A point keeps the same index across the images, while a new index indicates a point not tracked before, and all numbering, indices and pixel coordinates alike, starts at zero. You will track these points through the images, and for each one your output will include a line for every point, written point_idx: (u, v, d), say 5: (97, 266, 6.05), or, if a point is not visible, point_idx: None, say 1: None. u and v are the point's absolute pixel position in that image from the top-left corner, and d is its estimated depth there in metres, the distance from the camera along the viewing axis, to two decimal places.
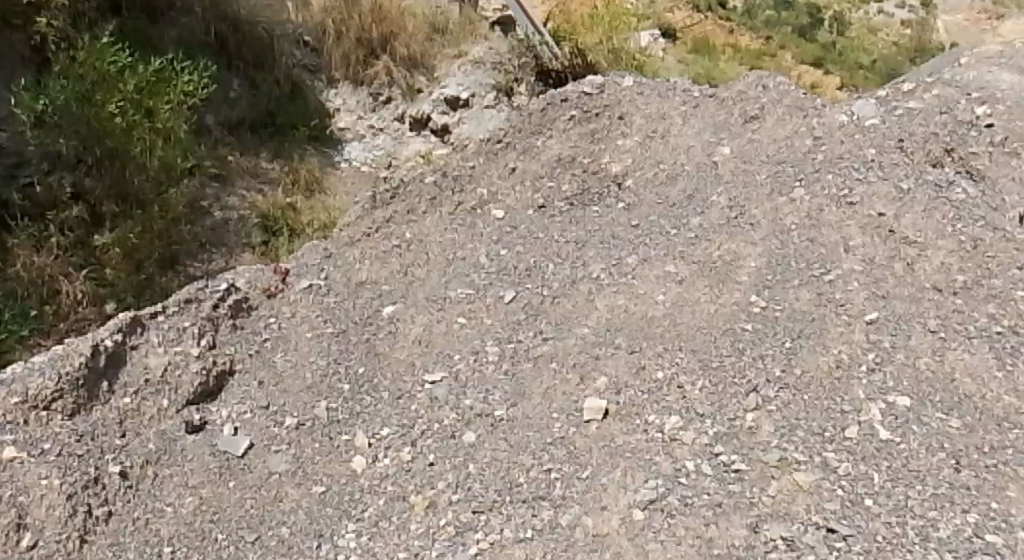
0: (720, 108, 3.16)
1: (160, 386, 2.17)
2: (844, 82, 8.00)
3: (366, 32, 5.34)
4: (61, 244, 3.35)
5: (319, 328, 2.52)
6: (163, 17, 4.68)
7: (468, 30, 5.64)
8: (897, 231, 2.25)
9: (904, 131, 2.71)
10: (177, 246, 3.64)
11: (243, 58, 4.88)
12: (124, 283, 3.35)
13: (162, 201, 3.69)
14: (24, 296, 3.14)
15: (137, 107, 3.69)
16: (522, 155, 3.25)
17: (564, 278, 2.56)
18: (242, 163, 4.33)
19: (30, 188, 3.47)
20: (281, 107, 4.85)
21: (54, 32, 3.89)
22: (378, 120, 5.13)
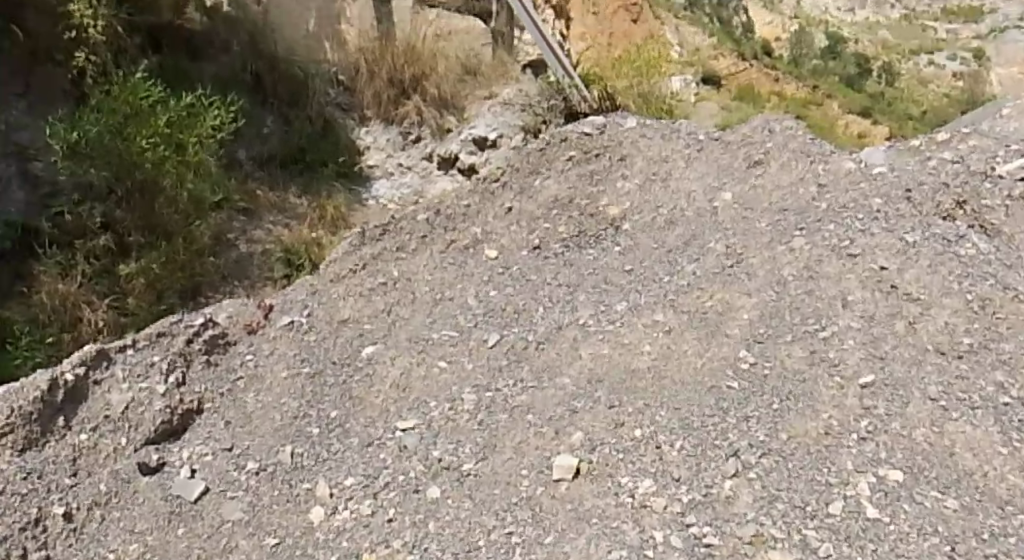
0: (725, 152, 3.06)
1: (120, 424, 2.09)
2: (893, 134, 7.86)
3: (398, 73, 5.37)
4: (86, 272, 3.39)
5: (294, 367, 2.44)
6: (203, 54, 4.79)
7: (499, 72, 5.57)
8: (899, 286, 2.10)
9: (914, 180, 2.57)
10: (201, 276, 3.60)
11: (278, 95, 4.99)
12: (147, 314, 3.34)
13: (187, 233, 3.65)
14: (45, 324, 3.18)
15: (168, 142, 3.68)
16: (519, 195, 3.16)
17: (551, 323, 2.45)
18: (271, 197, 4.33)
19: (60, 216, 3.54)
20: (313, 143, 4.89)
21: (92, 67, 3.98)
22: (406, 157, 5.16)
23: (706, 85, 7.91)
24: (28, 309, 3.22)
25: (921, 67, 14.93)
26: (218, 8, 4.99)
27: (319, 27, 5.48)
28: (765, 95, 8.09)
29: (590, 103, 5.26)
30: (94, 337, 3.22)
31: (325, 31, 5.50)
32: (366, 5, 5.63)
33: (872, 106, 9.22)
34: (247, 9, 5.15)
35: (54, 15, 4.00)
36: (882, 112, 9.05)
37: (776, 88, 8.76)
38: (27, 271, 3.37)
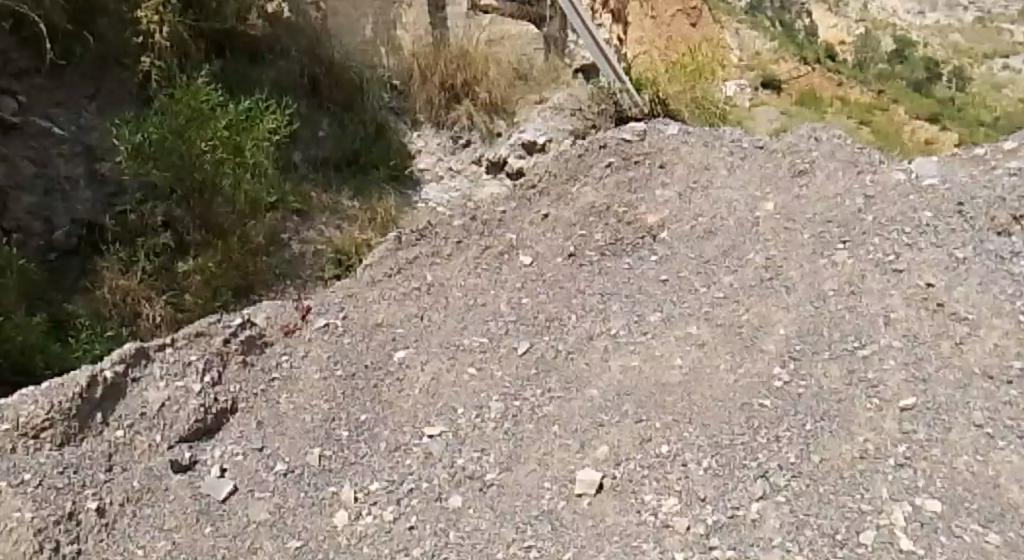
0: (769, 160, 2.99)
1: (155, 421, 2.14)
2: (963, 141, 7.62)
3: (451, 77, 5.41)
4: (146, 268, 3.47)
5: (327, 370, 2.46)
6: (263, 59, 4.88)
7: (552, 76, 5.61)
8: (946, 304, 2.00)
9: (965, 194, 2.44)
10: (253, 275, 3.67)
11: (334, 100, 5.05)
12: (203, 310, 3.42)
13: (242, 231, 3.77)
14: (106, 317, 3.28)
15: (226, 144, 3.87)
16: (555, 203, 3.14)
17: (581, 333, 2.42)
18: (324, 200, 4.33)
19: (124, 214, 3.63)
20: (366, 146, 4.94)
21: (156, 72, 4.13)
22: (457, 161, 5.21)
23: (765, 90, 7.86)
24: (91, 304, 3.30)
25: (996, 71, 14.35)
26: (279, 13, 5.07)
27: (374, 33, 5.64)
28: (827, 100, 7.93)
29: (641, 108, 5.31)
30: (151, 332, 3.30)
31: (380, 36, 5.65)
32: (421, 12, 5.78)
33: (942, 111, 8.94)
34: (306, 14, 5.30)
35: (124, 23, 4.18)
36: (952, 118, 8.77)
37: (840, 93, 8.57)
38: (91, 267, 3.48)
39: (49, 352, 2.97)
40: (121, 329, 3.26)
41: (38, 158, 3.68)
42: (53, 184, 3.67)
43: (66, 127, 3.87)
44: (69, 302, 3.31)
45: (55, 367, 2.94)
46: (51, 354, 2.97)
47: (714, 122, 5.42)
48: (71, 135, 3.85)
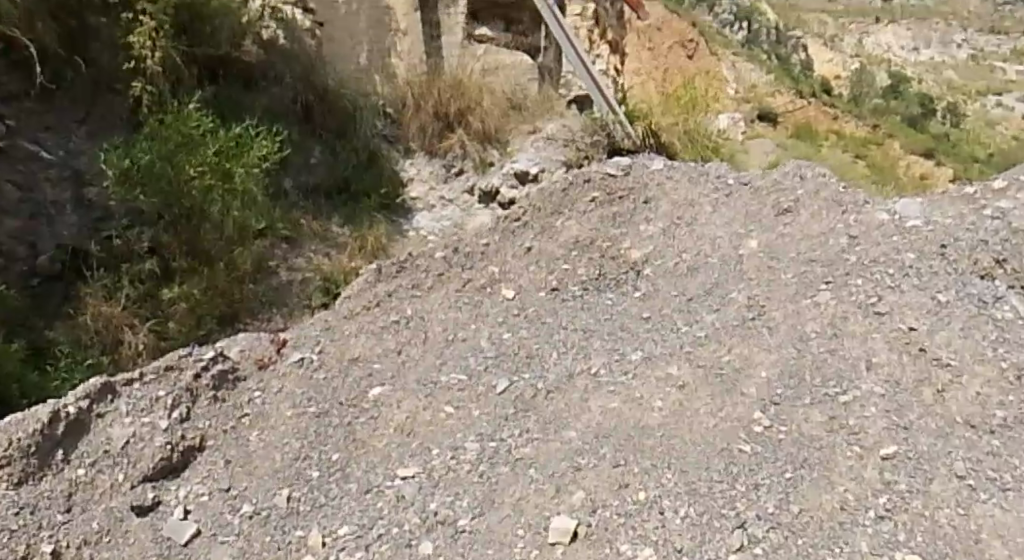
0: (754, 197, 2.97)
1: (118, 460, 2.07)
2: (958, 177, 7.74)
3: (444, 106, 5.45)
4: (131, 295, 3.43)
5: (300, 407, 2.40)
6: (257, 85, 4.89)
7: (546, 106, 5.64)
8: (928, 349, 1.96)
9: (948, 236, 2.42)
10: (239, 303, 3.62)
11: (326, 127, 5.11)
12: (187, 338, 3.37)
13: (229, 259, 3.71)
14: (88, 345, 3.21)
15: (216, 169, 3.76)
16: (539, 235, 3.11)
17: (562, 371, 2.37)
18: (314, 226, 4.38)
19: (110, 239, 3.59)
20: (357, 174, 4.95)
21: (147, 96, 4.08)
22: (449, 190, 5.19)
23: (761, 124, 8.00)
24: (72, 330, 3.24)
25: (987, 109, 14.58)
26: (275, 40, 5.11)
27: (370, 60, 5.65)
28: (824, 135, 8.07)
29: (634, 140, 5.28)
30: (133, 360, 3.23)
31: (376, 64, 5.66)
32: (417, 40, 5.73)
33: (936, 146, 9.06)
34: (303, 42, 5.30)
35: (116, 47, 4.13)
36: (947, 153, 8.90)
37: (836, 127, 8.70)
38: (74, 293, 3.41)
39: (26, 380, 2.87)
40: (102, 357, 3.20)
41: (24, 182, 3.65)
42: (39, 208, 3.63)
43: (54, 152, 3.85)
44: (50, 329, 3.25)
45: (32, 397, 2.83)
46: (28, 384, 2.86)
47: (706, 153, 5.46)
48: (58, 159, 3.83)
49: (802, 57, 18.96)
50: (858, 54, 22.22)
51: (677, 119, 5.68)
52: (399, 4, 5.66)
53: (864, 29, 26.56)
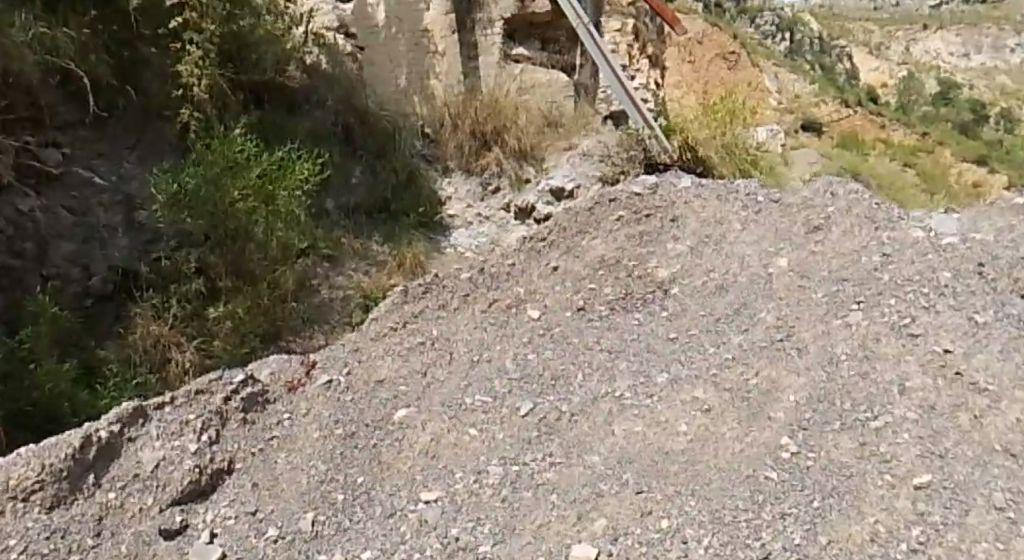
0: (784, 214, 2.92)
1: (148, 483, 2.11)
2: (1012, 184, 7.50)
3: (481, 125, 5.57)
4: (178, 315, 3.51)
5: (327, 429, 2.41)
6: (300, 109, 5.00)
7: (581, 123, 5.77)
8: (964, 373, 1.88)
9: (987, 254, 2.38)
10: (281, 321, 3.68)
11: (366, 148, 5.21)
12: (232, 356, 3.43)
13: (272, 278, 3.76)
14: (137, 363, 3.30)
15: (258, 192, 3.82)
16: (565, 255, 3.10)
17: (587, 393, 2.33)
18: (355, 245, 4.49)
19: (159, 261, 3.68)
20: (396, 195, 5.09)
21: (194, 122, 4.22)
22: (485, 208, 5.32)
23: None
24: (123, 349, 3.34)
25: None
26: (317, 65, 5.24)
27: (409, 82, 5.77)
28: None
29: (669, 155, 5.19)
30: (179, 378, 3.31)
31: (414, 86, 5.77)
32: (455, 61, 5.80)
33: None
34: (344, 65, 5.47)
35: (166, 77, 4.29)
36: None
37: None
38: (124, 313, 3.51)
39: (75, 400, 2.93)
40: (150, 376, 3.27)
41: (78, 207, 3.76)
42: (92, 231, 3.74)
43: (107, 177, 3.97)
44: (101, 347, 3.33)
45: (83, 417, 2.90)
46: (79, 402, 2.93)
47: (745, 167, 5.37)
48: (111, 185, 3.95)
49: (845, 68, 18.73)
50: (904, 62, 21.83)
51: (715, 131, 5.55)
52: (437, 27, 5.74)
53: (909, 37, 26.11)
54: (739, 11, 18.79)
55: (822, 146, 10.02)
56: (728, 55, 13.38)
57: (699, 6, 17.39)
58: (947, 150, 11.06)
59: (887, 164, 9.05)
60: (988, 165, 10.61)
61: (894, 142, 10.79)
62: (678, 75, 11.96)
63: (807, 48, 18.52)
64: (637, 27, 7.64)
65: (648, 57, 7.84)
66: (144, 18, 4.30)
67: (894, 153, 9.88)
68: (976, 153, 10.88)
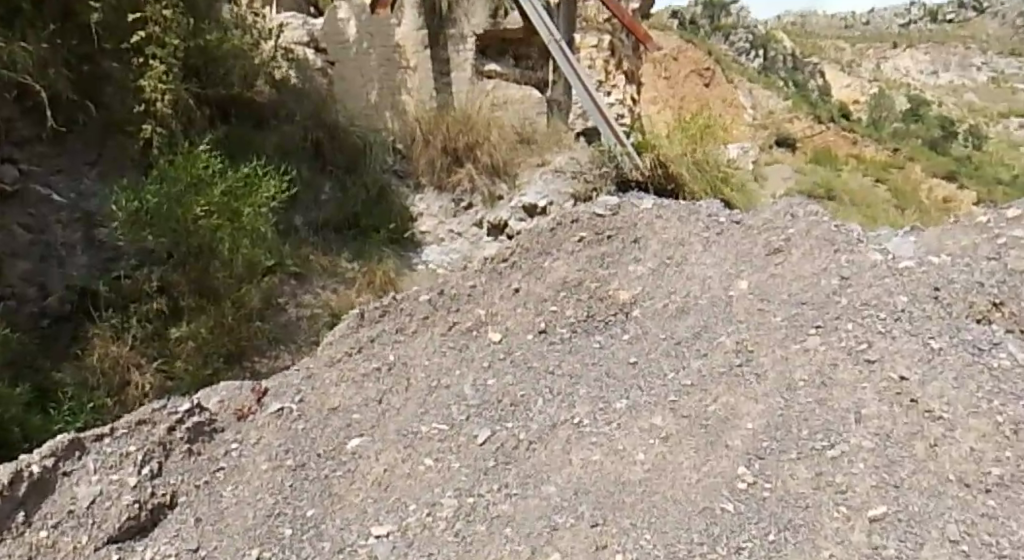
0: (746, 236, 2.90)
1: (83, 520, 2.01)
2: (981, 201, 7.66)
3: (452, 141, 5.54)
4: (138, 335, 3.39)
5: (277, 459, 2.33)
6: (268, 123, 4.95)
7: (554, 139, 5.67)
8: (920, 401, 1.85)
9: (943, 277, 2.38)
10: (246, 341, 3.58)
11: (336, 163, 5.20)
12: (193, 379, 3.30)
13: (237, 296, 3.66)
14: (94, 386, 3.17)
15: (223, 209, 3.68)
16: (527, 276, 3.05)
17: (546, 420, 2.28)
18: (324, 262, 4.43)
19: (119, 280, 3.58)
20: (366, 209, 5.07)
21: (158, 138, 4.05)
22: (457, 224, 5.30)
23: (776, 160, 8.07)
24: (80, 371, 3.21)
25: None
26: (286, 80, 5.22)
27: (380, 96, 5.76)
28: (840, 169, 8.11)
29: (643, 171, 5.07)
30: (139, 401, 3.19)
31: (386, 100, 5.76)
32: (427, 77, 5.91)
33: None
34: (313, 80, 5.48)
35: (128, 91, 4.13)
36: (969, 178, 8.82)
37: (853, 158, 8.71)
38: (81, 334, 3.40)
39: (27, 423, 2.79)
40: (107, 399, 3.14)
41: (35, 225, 3.64)
42: (49, 249, 3.63)
43: (65, 194, 3.86)
44: (57, 370, 3.19)
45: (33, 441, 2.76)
46: (31, 427, 2.79)
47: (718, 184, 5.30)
48: (69, 202, 3.84)
49: (817, 85, 19.05)
50: (875, 79, 22.29)
51: (686, 149, 5.46)
52: (409, 42, 5.90)
53: (878, 56, 26.71)
54: (715, 28, 19.04)
55: (797, 162, 10.16)
56: (705, 72, 13.49)
57: (674, 24, 17.58)
58: (918, 165, 11.26)
59: (861, 179, 9.20)
60: (958, 181, 10.85)
61: (866, 158, 10.97)
62: (653, 93, 12.14)
63: (780, 65, 18.81)
64: (613, 45, 7.68)
65: (625, 73, 7.85)
66: (105, 30, 4.09)
67: (867, 169, 10.03)
68: (945, 169, 11.10)
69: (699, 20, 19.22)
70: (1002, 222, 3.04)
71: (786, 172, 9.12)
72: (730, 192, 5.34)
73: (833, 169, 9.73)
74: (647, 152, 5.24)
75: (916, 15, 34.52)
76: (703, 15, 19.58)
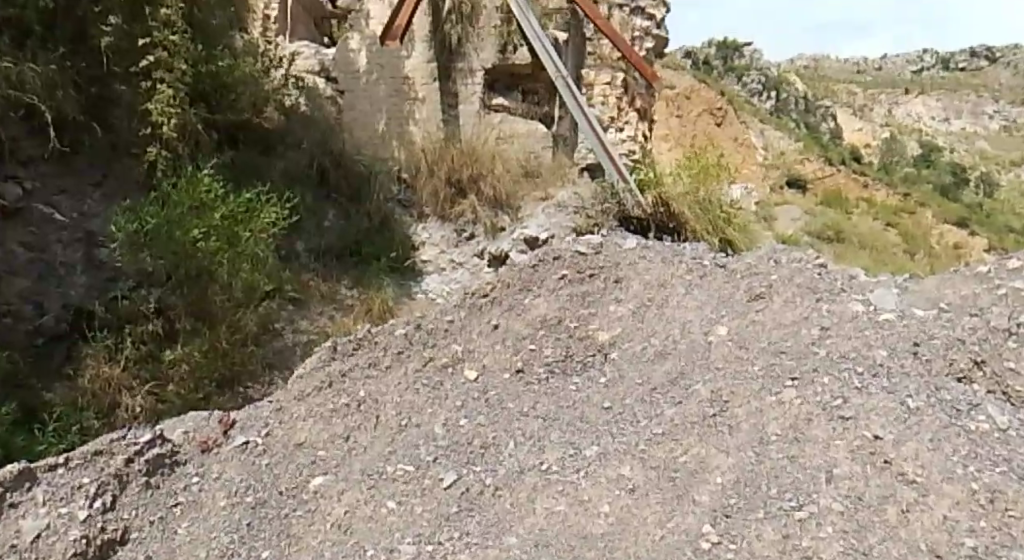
0: (728, 280, 2.85)
1: (25, 554, 1.92)
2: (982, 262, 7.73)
3: (456, 173, 5.55)
4: (132, 356, 3.34)
5: (236, 496, 2.25)
6: (275, 151, 4.95)
7: (560, 174, 5.72)
8: (893, 462, 1.77)
9: (924, 333, 2.34)
10: (240, 366, 3.50)
11: (342, 191, 5.21)
12: (185, 402, 3.25)
13: (233, 320, 3.59)
14: (84, 406, 3.14)
15: (222, 234, 3.63)
16: (507, 312, 3.00)
17: (513, 465, 2.20)
18: (322, 288, 4.40)
19: (116, 301, 3.55)
20: (368, 238, 5.08)
21: (162, 161, 4.02)
22: (458, 254, 5.26)
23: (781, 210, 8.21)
24: (70, 392, 3.18)
25: None
26: (295, 108, 5.26)
27: (388, 126, 5.78)
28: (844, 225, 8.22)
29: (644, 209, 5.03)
30: (129, 424, 3.13)
31: (393, 130, 5.78)
32: (436, 109, 5.83)
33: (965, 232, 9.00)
34: (322, 108, 5.58)
35: (135, 115, 4.07)
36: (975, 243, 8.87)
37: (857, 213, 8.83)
38: (75, 353, 3.38)
39: (9, 445, 2.77)
40: (95, 421, 3.09)
41: (36, 243, 3.66)
42: (49, 270, 3.63)
43: (68, 213, 3.85)
44: (47, 390, 3.18)
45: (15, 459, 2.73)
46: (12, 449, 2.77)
47: (724, 225, 5.11)
48: (71, 221, 3.83)
49: (829, 128, 19.13)
50: (887, 124, 22.40)
51: (696, 185, 5.24)
52: (419, 74, 5.83)
53: (891, 100, 26.85)
54: (728, 69, 19.19)
55: (806, 203, 10.18)
56: (717, 112, 13.59)
57: (687, 64, 17.72)
58: (930, 212, 11.20)
59: (872, 224, 9.20)
60: (969, 228, 10.81)
61: (877, 203, 10.95)
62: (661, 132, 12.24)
63: (792, 107, 18.94)
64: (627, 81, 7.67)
65: (637, 110, 7.86)
66: (115, 53, 4.01)
67: (878, 213, 9.99)
68: (956, 215, 11.06)
69: (713, 60, 19.34)
70: (1004, 273, 2.96)
71: (794, 215, 9.11)
72: (733, 233, 5.10)
73: (844, 212, 9.69)
74: (650, 190, 5.15)
75: (928, 62, 34.79)
76: (717, 55, 19.71)
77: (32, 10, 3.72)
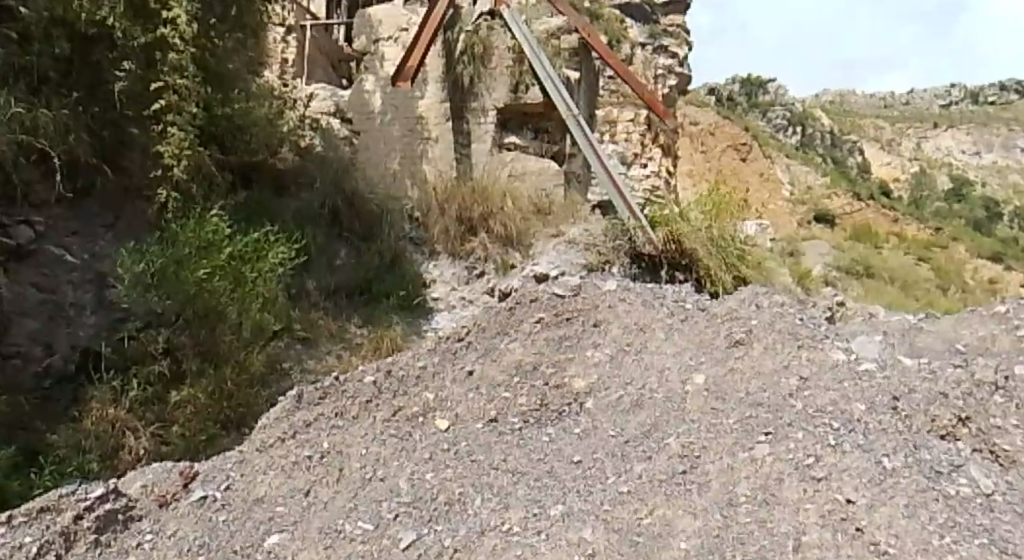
0: (708, 326, 2.74)
1: None
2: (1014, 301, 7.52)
3: (467, 211, 5.46)
4: (138, 397, 3.27)
5: (188, 555, 2.09)
6: (287, 191, 4.95)
7: (571, 211, 5.63)
8: (865, 530, 1.63)
9: (905, 387, 2.23)
10: (246, 409, 3.38)
11: (353, 230, 5.14)
12: (189, 445, 3.17)
13: (240, 360, 3.49)
14: (88, 448, 3.04)
15: (226, 276, 3.65)
16: (481, 357, 2.91)
17: (472, 527, 2.01)
18: (331, 326, 4.31)
19: (123, 342, 3.50)
20: (379, 276, 4.97)
21: (173, 201, 3.98)
22: (469, 291, 5.17)
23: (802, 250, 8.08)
24: (74, 433, 3.09)
25: None
26: (310, 147, 5.28)
27: (401, 164, 5.78)
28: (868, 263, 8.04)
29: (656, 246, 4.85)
30: (132, 466, 3.05)
31: (407, 167, 5.77)
32: (448, 147, 5.81)
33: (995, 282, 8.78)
34: (338, 149, 5.56)
35: (149, 157, 4.04)
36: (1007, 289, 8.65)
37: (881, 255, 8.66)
38: (81, 396, 3.31)
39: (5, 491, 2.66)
40: (96, 463, 2.98)
41: (47, 284, 3.61)
42: (59, 309, 3.60)
43: (79, 255, 3.81)
44: (51, 431, 3.10)
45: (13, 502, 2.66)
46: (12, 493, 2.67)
47: (741, 262, 4.76)
48: (82, 262, 3.79)
49: (855, 163, 18.89)
50: (916, 158, 22.10)
51: (708, 221, 4.96)
52: (432, 113, 5.84)
53: (920, 133, 26.47)
54: (751, 105, 19.03)
55: (833, 239, 10.00)
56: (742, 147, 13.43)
57: (712, 101, 17.57)
58: (963, 247, 10.93)
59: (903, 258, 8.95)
60: (1005, 264, 10.55)
61: (907, 238, 10.71)
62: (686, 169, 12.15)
63: (817, 142, 18.76)
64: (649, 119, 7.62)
65: (661, 146, 7.87)
66: (129, 98, 4.01)
67: (909, 248, 9.76)
68: (990, 250, 10.78)
69: (736, 97, 19.21)
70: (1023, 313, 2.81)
71: (823, 248, 8.89)
72: (749, 270, 4.75)
73: (873, 247, 9.44)
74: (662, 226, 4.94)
75: (956, 94, 34.43)
76: (740, 91, 19.56)
77: (49, 57, 3.70)
